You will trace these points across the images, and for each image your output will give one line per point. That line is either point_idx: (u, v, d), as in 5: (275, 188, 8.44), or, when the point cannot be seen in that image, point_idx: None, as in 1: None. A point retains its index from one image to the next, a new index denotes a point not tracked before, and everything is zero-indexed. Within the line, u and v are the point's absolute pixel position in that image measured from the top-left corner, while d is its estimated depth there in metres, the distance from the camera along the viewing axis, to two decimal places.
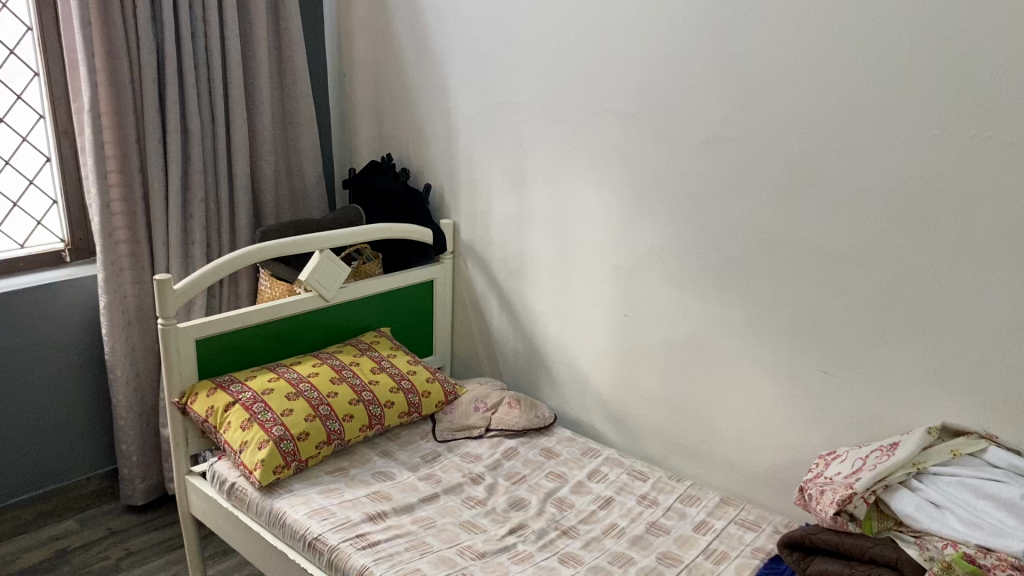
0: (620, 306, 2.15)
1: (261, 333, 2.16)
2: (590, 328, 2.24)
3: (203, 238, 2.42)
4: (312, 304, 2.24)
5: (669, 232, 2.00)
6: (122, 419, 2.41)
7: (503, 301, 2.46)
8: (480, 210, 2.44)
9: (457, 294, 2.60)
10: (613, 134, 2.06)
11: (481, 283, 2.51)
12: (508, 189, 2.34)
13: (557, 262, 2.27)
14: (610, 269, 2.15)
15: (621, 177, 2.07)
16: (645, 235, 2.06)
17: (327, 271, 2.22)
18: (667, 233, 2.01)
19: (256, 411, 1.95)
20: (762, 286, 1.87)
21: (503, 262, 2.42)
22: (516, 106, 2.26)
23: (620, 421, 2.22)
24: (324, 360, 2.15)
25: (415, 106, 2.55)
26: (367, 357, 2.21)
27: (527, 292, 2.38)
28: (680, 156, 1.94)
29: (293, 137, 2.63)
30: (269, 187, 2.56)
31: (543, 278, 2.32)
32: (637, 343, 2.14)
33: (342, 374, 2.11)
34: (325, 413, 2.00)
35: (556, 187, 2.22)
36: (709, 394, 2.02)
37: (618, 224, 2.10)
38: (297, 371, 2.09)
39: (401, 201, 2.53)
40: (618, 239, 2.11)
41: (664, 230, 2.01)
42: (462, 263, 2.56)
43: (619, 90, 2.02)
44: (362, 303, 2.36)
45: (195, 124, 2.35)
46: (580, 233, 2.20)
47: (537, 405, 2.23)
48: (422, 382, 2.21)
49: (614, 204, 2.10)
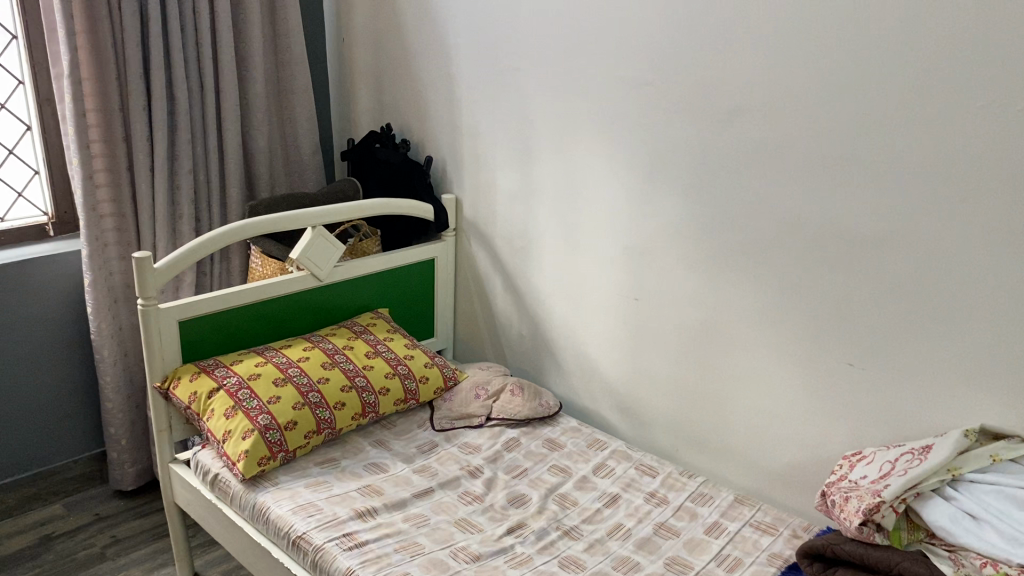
0: (631, 288, 2.02)
1: (250, 313, 2.05)
2: (599, 311, 2.10)
3: (192, 212, 2.30)
4: (304, 283, 2.12)
5: (684, 210, 1.86)
6: (109, 402, 2.30)
7: (508, 281, 2.32)
8: (484, 184, 2.30)
9: (460, 273, 2.47)
10: (625, 103, 1.91)
11: (485, 262, 2.38)
12: (514, 161, 2.20)
13: (565, 239, 2.14)
14: (620, 248, 2.01)
15: (634, 150, 1.92)
16: (658, 213, 1.91)
17: (319, 249, 2.10)
18: (682, 212, 1.87)
19: (241, 398, 1.84)
20: (784, 270, 1.73)
21: (509, 239, 2.28)
22: (522, 72, 2.11)
23: (629, 410, 2.09)
24: (316, 344, 2.03)
25: (416, 73, 2.40)
26: (362, 341, 2.09)
27: (533, 271, 2.24)
28: (697, 128, 1.79)
29: (288, 106, 2.50)
30: (263, 159, 2.43)
31: (550, 256, 2.19)
32: (648, 328, 2.00)
33: (334, 359, 1.99)
34: (315, 401, 1.89)
35: (564, 160, 2.07)
36: (725, 385, 1.89)
37: (630, 201, 1.96)
38: (287, 355, 1.97)
39: (401, 175, 2.40)
40: (629, 217, 1.97)
41: (679, 208, 1.87)
42: (465, 240, 2.42)
43: (631, 55, 1.87)
44: (357, 283, 2.24)
45: (183, 91, 2.21)
46: (589, 210, 2.06)
47: (541, 392, 2.11)
48: (420, 368, 2.09)
49: (626, 179, 1.95)
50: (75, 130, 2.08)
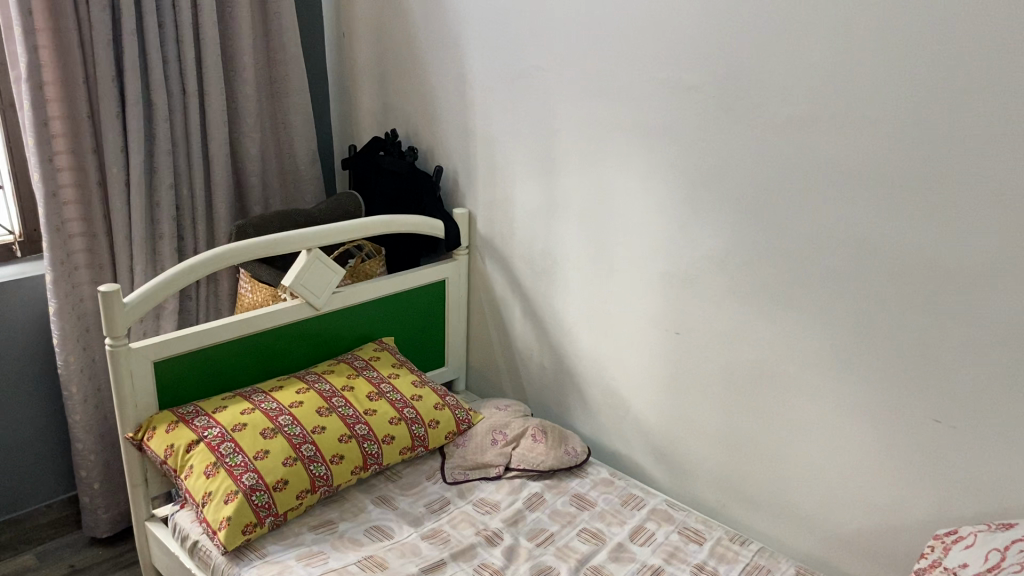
0: (670, 321, 1.76)
1: (237, 348, 1.80)
2: (633, 343, 1.85)
3: (173, 231, 2.05)
4: (298, 313, 1.87)
5: (737, 235, 1.60)
6: (79, 442, 2.06)
7: (528, 307, 2.07)
8: (500, 198, 2.05)
9: (473, 295, 2.22)
10: (667, 111, 1.65)
11: (502, 284, 2.13)
12: (536, 173, 1.94)
13: (593, 261, 1.88)
14: (658, 274, 1.76)
15: (677, 164, 1.66)
16: (705, 236, 1.65)
17: (314, 274, 1.86)
18: (732, 236, 1.61)
19: (224, 453, 1.59)
20: (857, 308, 1.47)
21: (529, 260, 2.03)
22: (546, 73, 1.85)
23: (667, 458, 1.85)
24: (311, 384, 1.78)
25: (424, 73, 2.14)
26: (363, 380, 1.84)
27: (557, 296, 1.99)
28: (754, 140, 1.53)
29: (283, 110, 2.24)
30: (254, 169, 2.19)
31: (576, 280, 1.93)
32: (692, 366, 1.75)
33: (331, 403, 1.75)
34: (310, 455, 1.64)
35: (594, 172, 1.81)
36: (782, 437, 1.64)
37: (671, 222, 1.70)
38: (278, 400, 1.73)
39: (407, 186, 2.15)
40: (670, 240, 1.72)
41: (729, 232, 1.61)
42: (479, 259, 2.17)
43: (676, 54, 1.60)
44: (359, 310, 2.00)
45: (161, 95, 1.96)
46: (622, 229, 1.80)
47: (567, 437, 1.86)
48: (429, 410, 1.84)
49: (667, 197, 1.69)
50: (37, 141, 1.82)
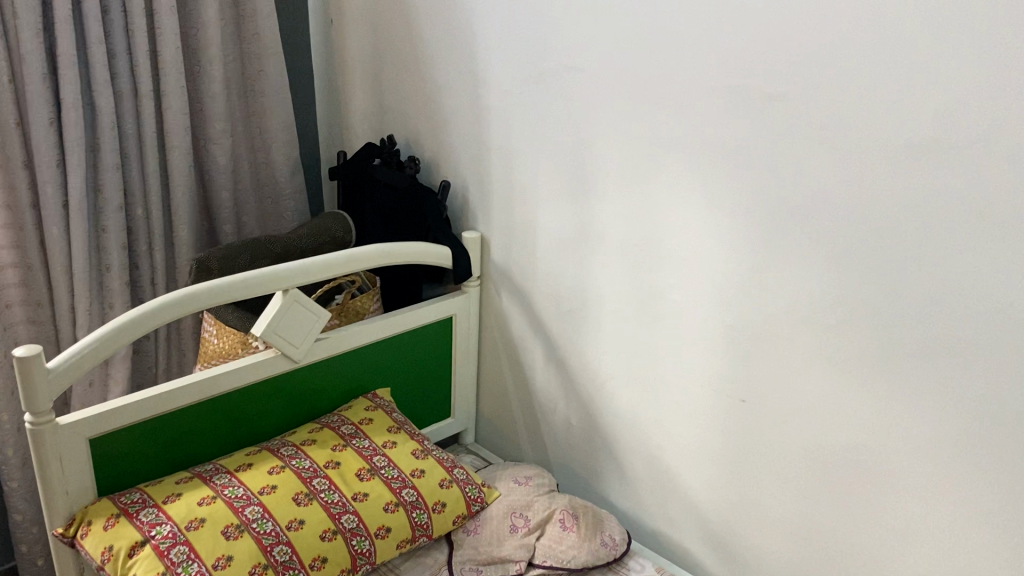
0: (735, 386, 1.43)
1: (197, 413, 1.46)
2: (684, 407, 1.51)
3: (124, 260, 1.69)
4: (273, 367, 1.53)
5: (830, 288, 1.26)
6: (14, 514, 1.72)
7: (552, 352, 1.73)
8: (520, 223, 1.70)
9: (485, 332, 1.88)
10: (740, 127, 1.29)
11: (520, 323, 1.78)
12: (566, 195, 1.58)
13: (637, 306, 1.53)
14: (720, 328, 1.42)
15: (752, 194, 1.31)
16: (786, 287, 1.31)
17: (291, 321, 1.51)
18: (821, 291, 1.27)
19: (175, 561, 1.25)
20: (996, 393, 1.13)
21: (554, 297, 1.68)
22: (580, 73, 1.49)
23: (726, 547, 1.52)
24: (286, 461, 1.44)
25: (428, 69, 1.78)
26: (352, 453, 1.50)
27: (590, 343, 1.64)
28: (859, 170, 1.18)
29: (258, 111, 1.88)
30: (225, 182, 1.83)
31: (614, 327, 1.59)
32: (764, 442, 1.42)
33: (312, 486, 1.41)
34: (284, 560, 1.30)
35: (640, 198, 1.46)
36: (878, 539, 1.32)
37: (741, 267, 1.36)
38: (245, 484, 1.38)
39: (407, 205, 1.79)
40: (738, 288, 1.37)
41: (818, 284, 1.27)
42: (491, 292, 1.83)
43: (755, 55, 1.24)
44: (348, 358, 1.65)
45: (107, 96, 1.59)
46: (674, 270, 1.45)
47: (602, 523, 1.52)
48: (432, 489, 1.50)
49: (737, 235, 1.35)
50: None
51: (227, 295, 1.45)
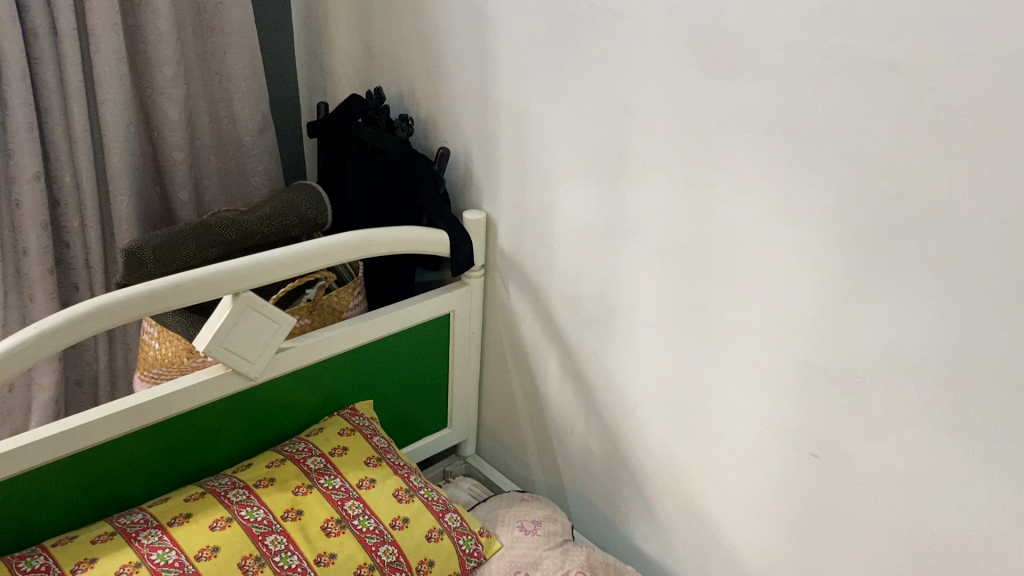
0: (803, 437, 1.12)
1: (126, 446, 1.16)
2: (733, 450, 1.22)
3: (48, 242, 1.38)
4: (223, 388, 1.22)
5: (946, 333, 0.93)
6: None
7: (570, 365, 1.43)
8: (534, 207, 1.37)
9: (489, 329, 1.57)
10: (837, 109, 0.95)
11: (532, 325, 1.47)
12: (595, 177, 1.25)
13: (680, 323, 1.22)
14: (790, 363, 1.10)
15: (846, 197, 0.97)
16: (884, 323, 0.99)
17: (243, 331, 1.19)
18: (934, 337, 0.95)
19: None
20: None
21: (574, 301, 1.36)
22: (620, 21, 1.13)
23: None
24: (235, 511, 1.15)
25: (425, 8, 1.42)
26: (318, 497, 1.21)
27: (618, 359, 1.33)
28: (1008, 184, 0.84)
29: (217, 52, 1.53)
30: (175, 141, 1.49)
31: (649, 344, 1.27)
32: (835, 511, 1.12)
33: (265, 549, 1.12)
34: None
35: (692, 190, 1.13)
36: None
37: (824, 290, 1.03)
38: (179, 545, 1.09)
39: (397, 177, 1.46)
40: (817, 318, 1.05)
41: (929, 328, 0.95)
42: (498, 284, 1.51)
43: (871, 4, 0.88)
44: (320, 369, 1.35)
45: (13, 39, 1.25)
46: (732, 284, 1.13)
47: None
48: (417, 545, 1.22)
49: (822, 249, 1.01)
50: None
51: (157, 306, 1.10)
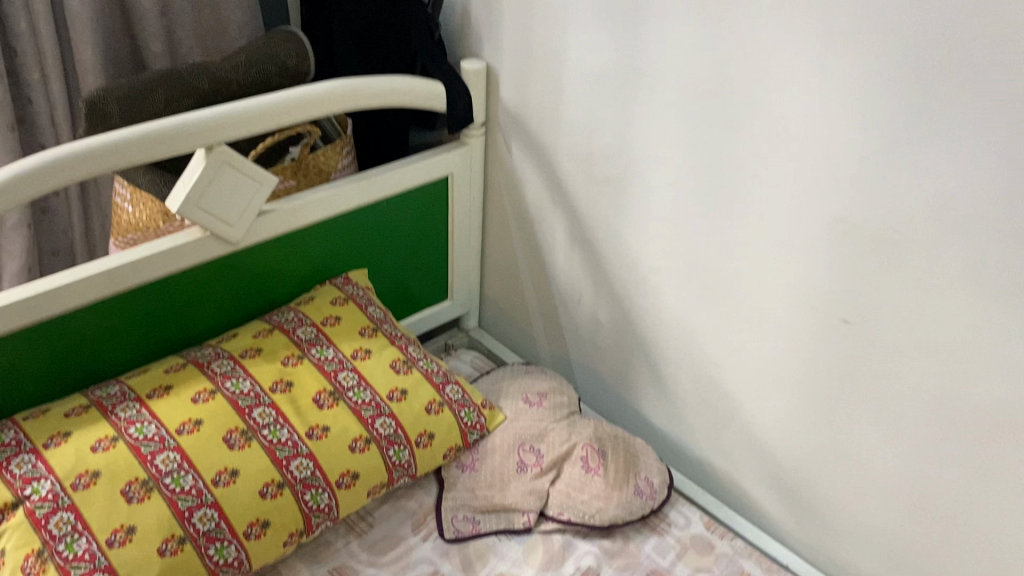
0: (831, 302, 1.02)
1: (98, 314, 1.07)
2: (755, 319, 1.13)
3: (4, 95, 1.25)
4: (203, 252, 1.12)
5: (1006, 184, 0.82)
6: None
7: (579, 230, 1.32)
8: (541, 55, 1.23)
9: (491, 193, 1.46)
10: None
11: (537, 187, 1.36)
12: (608, 16, 1.11)
13: (700, 181, 1.10)
14: (823, 222, 0.99)
15: (902, 26, 0.83)
16: (934, 174, 0.87)
17: (222, 190, 1.08)
18: (992, 189, 0.83)
19: (56, 535, 0.90)
20: None
21: (583, 159, 1.24)
22: None
23: (794, 493, 1.19)
24: (219, 383, 1.07)
25: None
26: (309, 369, 1.13)
27: (631, 223, 1.23)
28: None
29: None
30: None
31: (665, 205, 1.16)
32: (864, 382, 1.03)
33: (252, 422, 1.05)
34: (209, 530, 0.97)
35: (720, 26, 0.99)
36: (1008, 529, 0.97)
37: (868, 137, 0.90)
38: (158, 419, 1.01)
39: (389, 22, 1.31)
40: (858, 169, 0.93)
41: (987, 179, 0.83)
42: (500, 143, 1.39)
43: None
44: (308, 233, 1.24)
45: None
46: (762, 134, 1.00)
47: (637, 459, 1.21)
48: (416, 418, 1.15)
49: (868, 88, 0.88)
50: None
51: (113, 162, 0.98)
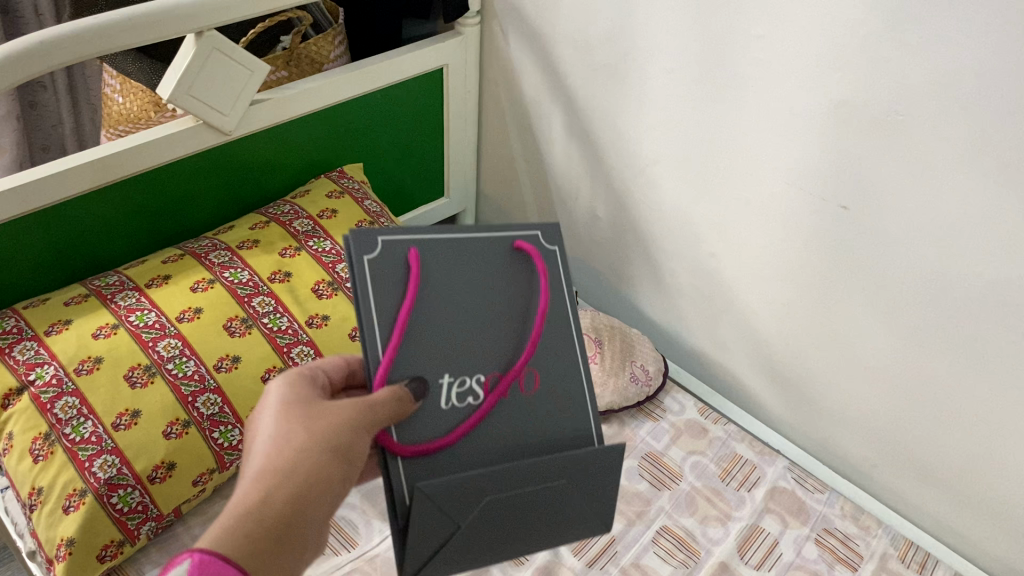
0: (827, 185, 1.02)
1: (92, 205, 1.06)
2: (752, 207, 1.13)
3: None
4: (195, 141, 1.10)
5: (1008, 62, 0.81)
6: None
7: (576, 122, 1.30)
8: None
9: (487, 86, 1.44)
10: None
11: (533, 79, 1.33)
12: None
13: (700, 65, 1.08)
14: (826, 103, 0.97)
15: None
16: (938, 52, 0.85)
17: (213, 78, 1.06)
18: (991, 66, 0.82)
19: (62, 419, 0.91)
20: None
21: (581, 48, 1.22)
22: None
23: (787, 379, 1.22)
24: (217, 272, 1.07)
25: None
26: (307, 260, 1.13)
27: (630, 112, 1.21)
28: None
29: None
30: None
31: (664, 93, 1.15)
32: (860, 267, 1.04)
33: (253, 311, 1.05)
34: (213, 414, 0.98)
35: None
36: (995, 408, 0.99)
37: (875, 13, 0.88)
38: (158, 307, 1.02)
39: None
40: (863, 48, 0.91)
41: (989, 56, 0.82)
42: (496, 34, 1.36)
43: None
44: (302, 124, 1.23)
45: None
46: (764, 13, 0.98)
47: (634, 350, 1.23)
48: None
49: None
50: None
51: (101, 47, 0.94)
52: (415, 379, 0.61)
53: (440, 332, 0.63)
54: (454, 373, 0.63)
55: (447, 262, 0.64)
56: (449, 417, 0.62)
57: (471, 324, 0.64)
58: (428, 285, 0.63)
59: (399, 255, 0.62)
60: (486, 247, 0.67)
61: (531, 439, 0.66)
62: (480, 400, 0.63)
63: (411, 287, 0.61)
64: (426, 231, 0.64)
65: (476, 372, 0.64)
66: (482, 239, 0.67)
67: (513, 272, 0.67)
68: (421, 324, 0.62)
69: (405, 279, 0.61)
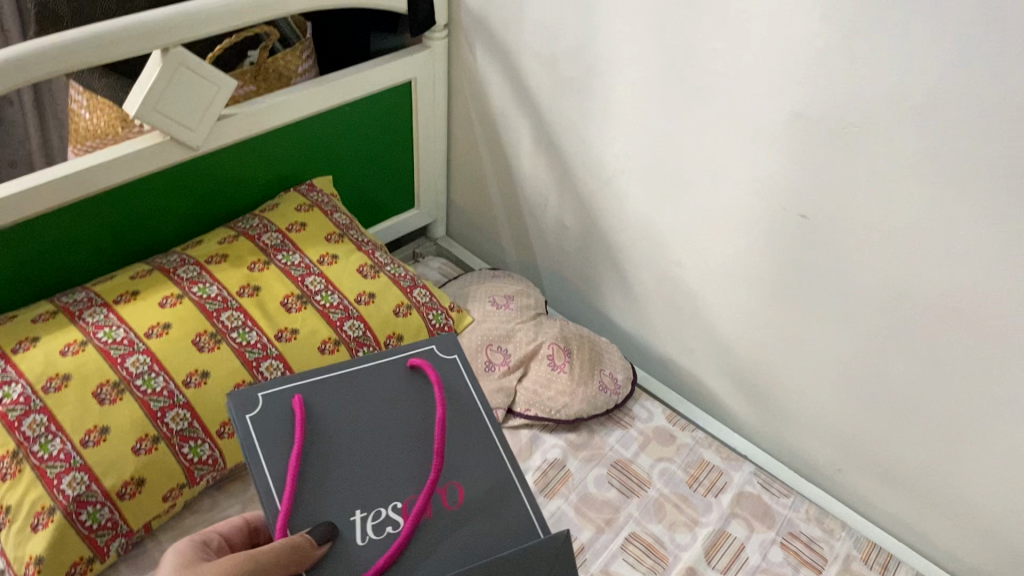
0: (788, 195, 1.04)
1: (59, 221, 1.06)
2: (715, 217, 1.14)
3: None
4: (163, 157, 1.11)
5: (957, 76, 0.83)
6: None
7: (543, 133, 1.32)
8: None
9: (456, 98, 1.45)
10: None
11: (501, 91, 1.35)
12: None
13: (663, 79, 1.10)
14: (785, 116, 0.99)
15: None
16: (890, 67, 0.87)
17: (179, 95, 1.06)
18: (943, 80, 0.84)
19: (29, 437, 0.91)
20: None
21: (547, 61, 1.23)
22: None
23: (752, 386, 1.24)
24: (185, 287, 1.08)
25: None
26: (276, 274, 1.14)
27: (595, 124, 1.23)
28: None
29: None
30: None
31: (629, 105, 1.16)
32: (821, 275, 1.06)
33: (222, 326, 1.05)
34: (182, 430, 0.99)
35: None
36: (953, 411, 1.01)
37: (829, 29, 0.90)
38: (126, 323, 1.02)
39: None
40: (819, 62, 0.93)
41: (939, 71, 0.84)
42: (463, 47, 1.37)
43: None
44: (271, 138, 1.23)
45: None
46: (724, 27, 1.00)
47: (602, 358, 1.25)
48: (385, 320, 1.17)
49: None
50: None
51: (72, 62, 0.95)
52: (321, 521, 0.63)
53: (350, 461, 0.67)
54: (365, 507, 0.65)
55: (337, 400, 0.70)
56: (370, 551, 0.63)
57: (384, 447, 0.68)
58: (317, 435, 0.67)
59: (281, 403, 0.67)
60: (380, 370, 0.72)
61: (477, 548, 0.67)
62: (398, 527, 0.65)
63: (297, 434, 0.65)
64: (304, 376, 0.70)
65: (391, 498, 0.66)
66: (369, 370, 0.72)
67: (411, 391, 0.72)
68: (321, 469, 0.66)
69: (293, 423, 0.66)
